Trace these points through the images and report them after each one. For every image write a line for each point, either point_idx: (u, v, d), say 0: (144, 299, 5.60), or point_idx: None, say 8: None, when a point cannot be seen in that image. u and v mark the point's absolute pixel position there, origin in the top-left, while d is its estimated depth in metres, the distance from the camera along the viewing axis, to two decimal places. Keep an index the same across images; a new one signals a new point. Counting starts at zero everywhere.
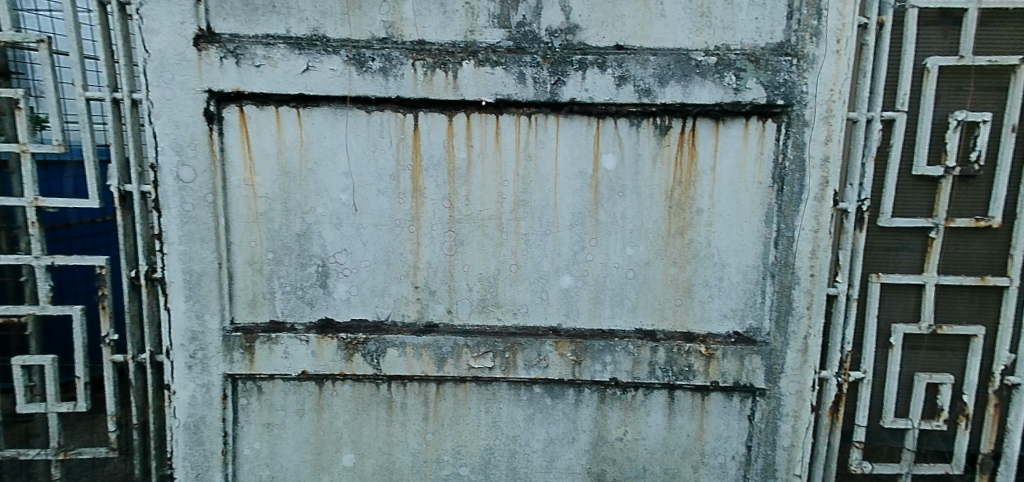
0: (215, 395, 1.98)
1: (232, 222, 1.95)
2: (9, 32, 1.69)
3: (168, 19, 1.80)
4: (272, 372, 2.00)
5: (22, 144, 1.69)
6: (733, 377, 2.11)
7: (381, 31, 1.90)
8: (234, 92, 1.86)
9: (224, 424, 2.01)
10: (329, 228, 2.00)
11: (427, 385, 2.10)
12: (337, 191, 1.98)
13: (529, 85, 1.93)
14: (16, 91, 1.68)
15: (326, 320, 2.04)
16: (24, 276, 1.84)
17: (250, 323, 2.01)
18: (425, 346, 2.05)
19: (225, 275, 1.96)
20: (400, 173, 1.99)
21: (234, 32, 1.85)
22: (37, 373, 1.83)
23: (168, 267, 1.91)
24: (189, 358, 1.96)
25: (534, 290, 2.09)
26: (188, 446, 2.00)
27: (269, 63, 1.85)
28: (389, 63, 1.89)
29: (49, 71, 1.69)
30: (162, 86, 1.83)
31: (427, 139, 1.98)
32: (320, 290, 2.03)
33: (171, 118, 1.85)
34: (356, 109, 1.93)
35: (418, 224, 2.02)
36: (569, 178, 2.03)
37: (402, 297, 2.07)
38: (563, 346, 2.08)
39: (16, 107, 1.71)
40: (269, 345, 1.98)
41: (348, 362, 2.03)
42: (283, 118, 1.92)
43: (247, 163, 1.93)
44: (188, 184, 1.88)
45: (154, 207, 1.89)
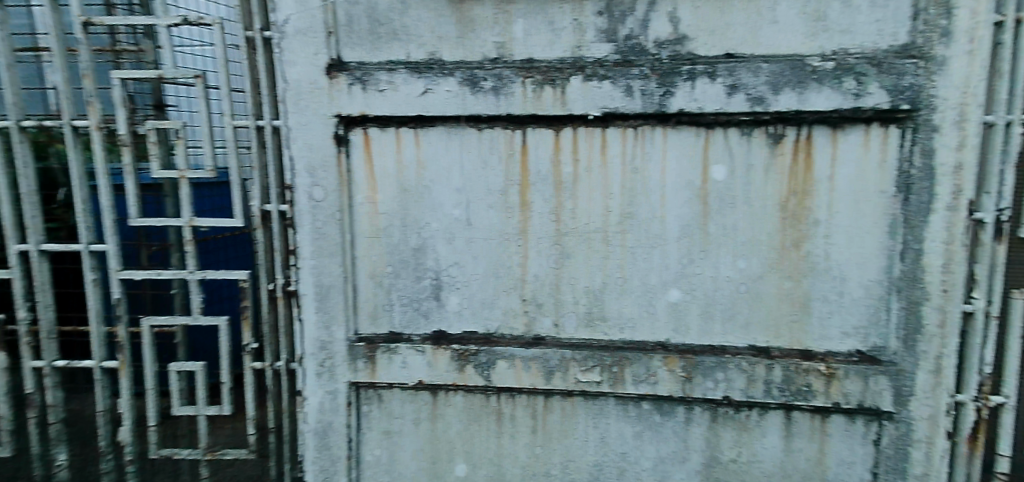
0: (341, 401, 2.09)
1: (356, 238, 2.07)
2: (171, 69, 1.86)
3: (304, 50, 1.95)
4: (391, 381, 2.09)
5: (181, 170, 1.87)
6: (857, 399, 1.99)
7: (492, 52, 1.96)
8: (360, 116, 1.98)
9: (348, 430, 2.11)
10: (442, 243, 2.07)
11: (535, 398, 2.09)
12: (449, 207, 2.05)
13: (636, 98, 1.93)
14: (177, 122, 1.85)
15: (439, 332, 2.11)
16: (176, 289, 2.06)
17: (371, 333, 2.11)
18: (533, 359, 2.05)
19: (350, 288, 2.08)
20: (508, 188, 2.03)
21: (361, 59, 1.97)
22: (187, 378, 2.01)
23: (302, 280, 2.06)
24: (318, 366, 2.08)
25: (641, 304, 2.06)
26: (316, 450, 2.12)
27: (391, 87, 1.96)
28: (500, 81, 1.94)
29: (204, 103, 1.86)
30: (298, 113, 1.98)
31: (534, 155, 2.01)
32: (434, 302, 2.10)
33: (305, 142, 1.99)
34: (468, 128, 2.00)
35: (525, 238, 2.06)
36: (677, 189, 1.99)
37: (511, 310, 2.10)
38: (673, 362, 2.03)
39: (177, 137, 1.88)
40: (389, 355, 2.07)
41: (460, 373, 2.07)
42: (402, 138, 2.01)
43: (369, 182, 2.04)
44: (320, 202, 2.02)
45: (290, 224, 2.05)
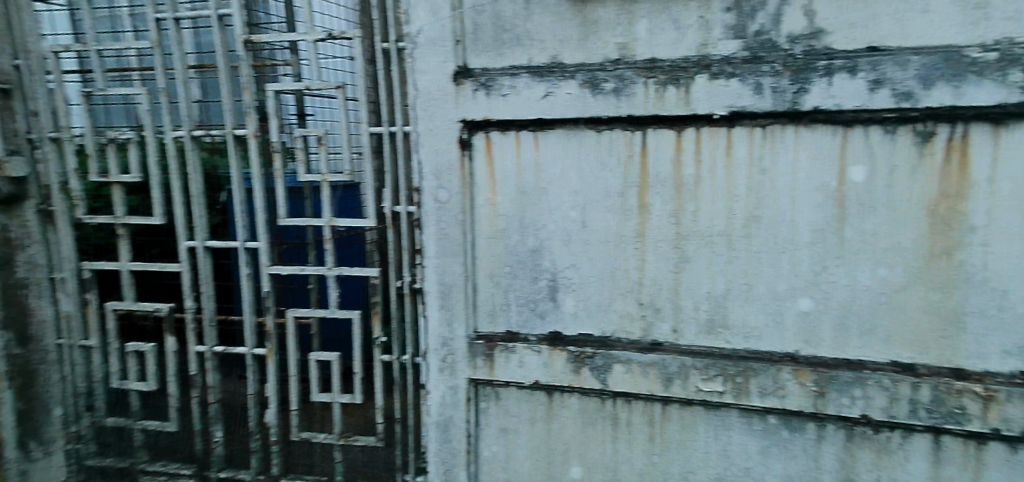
0: (461, 397, 2.16)
1: (477, 239, 2.13)
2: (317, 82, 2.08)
3: (433, 59, 2.04)
4: (508, 380, 2.13)
5: (324, 175, 2.11)
6: (1022, 426, 1.74)
7: (614, 53, 1.94)
8: (483, 120, 2.04)
9: (467, 425, 2.18)
10: (559, 245, 2.08)
11: (652, 405, 2.04)
12: (567, 209, 2.05)
13: (767, 95, 1.83)
14: (321, 131, 2.09)
15: (554, 333, 2.11)
16: (313, 283, 2.31)
17: (489, 331, 2.16)
18: (651, 364, 2.01)
19: (470, 287, 2.14)
20: (626, 190, 2.00)
21: (484, 66, 2.03)
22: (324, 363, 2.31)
23: (426, 278, 2.16)
24: (440, 361, 2.17)
25: (767, 312, 1.95)
26: (438, 442, 2.20)
27: (513, 92, 2.00)
28: (621, 82, 1.92)
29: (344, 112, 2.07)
30: (427, 119, 2.08)
31: (654, 156, 1.96)
32: (549, 303, 2.11)
33: (432, 147, 2.09)
34: (587, 130, 1.99)
35: (642, 240, 2.01)
36: (809, 191, 1.87)
37: (628, 314, 2.05)
38: (804, 376, 1.90)
39: (320, 144, 2.13)
40: (507, 354, 2.11)
41: (576, 375, 2.07)
42: (521, 141, 2.05)
43: (489, 184, 2.09)
44: (444, 204, 2.11)
45: (416, 224, 2.16)
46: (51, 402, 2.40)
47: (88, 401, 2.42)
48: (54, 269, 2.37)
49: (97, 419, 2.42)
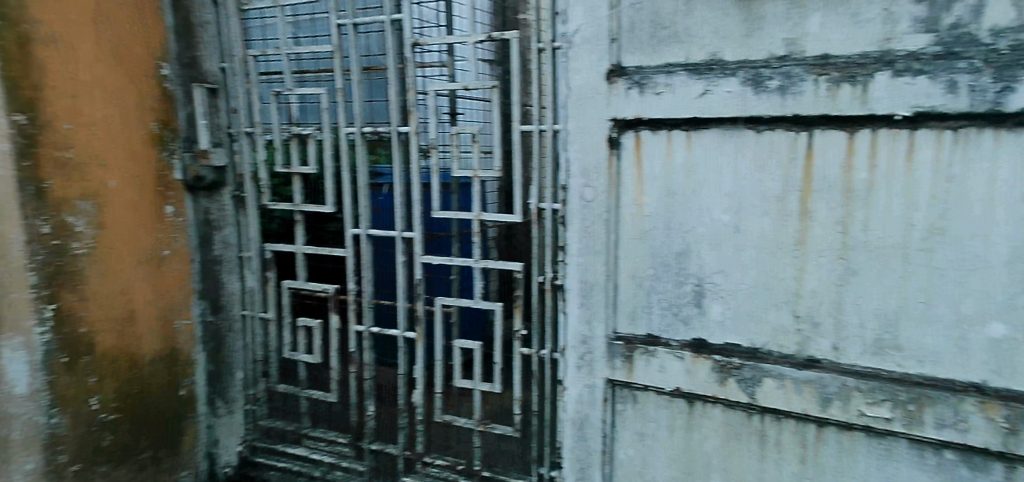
0: (598, 396, 2.16)
1: (621, 238, 2.09)
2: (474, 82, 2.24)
3: (588, 58, 2.05)
4: (647, 383, 2.08)
5: (475, 172, 2.26)
6: None
7: (781, 49, 1.81)
8: (634, 119, 2.01)
9: (604, 425, 2.17)
10: (708, 249, 1.98)
11: (806, 426, 1.89)
12: (718, 212, 1.95)
13: (961, 95, 1.60)
14: (475, 129, 2.26)
15: (699, 340, 2.02)
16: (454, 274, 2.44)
17: (629, 333, 2.12)
18: (807, 382, 1.86)
19: (611, 286, 2.12)
20: (786, 194, 1.86)
21: (639, 64, 2.00)
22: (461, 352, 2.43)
23: (568, 276, 2.17)
24: (578, 359, 2.18)
25: (948, 336, 1.71)
26: (574, 439, 2.21)
27: (669, 90, 1.95)
28: (788, 80, 1.80)
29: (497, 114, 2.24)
30: (577, 117, 2.09)
31: (821, 159, 1.80)
32: (694, 309, 2.02)
33: (581, 145, 2.10)
34: (746, 130, 1.88)
35: (802, 250, 1.86)
36: (1010, 202, 1.61)
37: (781, 327, 1.91)
38: (992, 409, 1.64)
39: (474, 141, 2.29)
40: (647, 357, 2.07)
41: (721, 386, 1.98)
42: (673, 140, 1.98)
43: (637, 184, 2.05)
44: (590, 202, 2.11)
45: (562, 222, 2.19)
46: (235, 366, 2.76)
47: (263, 367, 2.74)
48: (242, 249, 2.71)
49: (270, 385, 2.74)
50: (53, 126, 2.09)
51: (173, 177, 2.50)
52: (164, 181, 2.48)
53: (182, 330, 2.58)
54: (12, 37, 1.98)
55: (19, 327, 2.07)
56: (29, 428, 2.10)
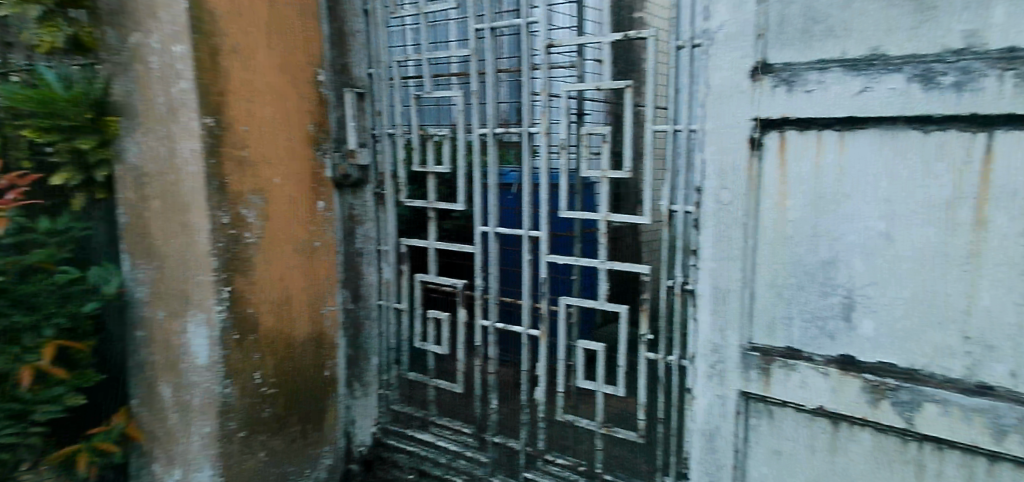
0: (730, 408, 2.06)
1: (760, 244, 1.97)
2: (609, 82, 2.25)
3: (731, 56, 1.97)
4: (785, 399, 1.95)
5: (604, 173, 2.29)
6: None
7: (957, 42, 1.60)
8: (780, 119, 1.90)
9: (736, 439, 2.06)
10: (859, 259, 1.80)
11: (974, 459, 1.64)
12: (872, 219, 1.77)
13: None
14: (605, 129, 2.30)
15: (847, 357, 1.85)
16: (575, 275, 2.47)
17: (767, 344, 1.99)
18: (978, 411, 1.61)
19: (748, 294, 2.00)
20: (957, 202, 1.64)
21: (788, 60, 1.88)
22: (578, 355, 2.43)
23: (700, 280, 2.09)
24: (709, 368, 2.09)
25: None
26: (702, 451, 2.13)
27: (821, 88, 1.82)
28: (965, 76, 1.58)
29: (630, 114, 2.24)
30: (717, 117, 2.01)
31: (1004, 163, 1.56)
32: (842, 323, 1.85)
33: (717, 146, 2.02)
34: (910, 130, 1.69)
35: (975, 262, 1.63)
36: None
37: (945, 347, 1.68)
38: None
39: (603, 142, 2.31)
40: (787, 371, 1.93)
41: (873, 408, 1.79)
42: (824, 142, 1.84)
43: (780, 187, 1.92)
44: (726, 205, 2.01)
45: (694, 224, 2.11)
46: (371, 352, 2.96)
47: (396, 355, 2.91)
48: (381, 242, 2.91)
49: (402, 372, 2.90)
50: (235, 128, 2.37)
51: (324, 174, 2.73)
52: (318, 178, 2.71)
53: (328, 315, 2.80)
54: (205, 48, 2.24)
55: (203, 305, 2.35)
56: (208, 394, 2.38)
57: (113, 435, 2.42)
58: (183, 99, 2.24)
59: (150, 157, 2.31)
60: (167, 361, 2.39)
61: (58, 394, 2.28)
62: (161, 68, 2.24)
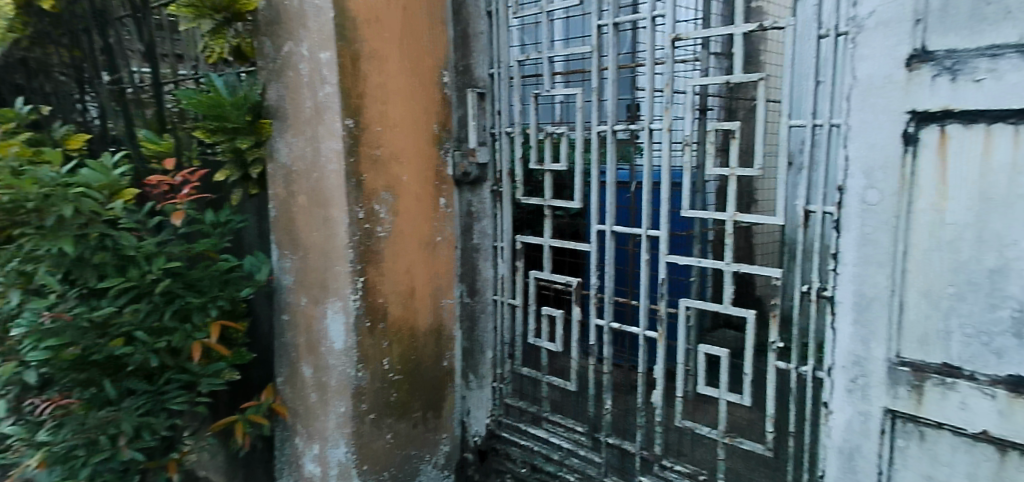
0: (873, 426, 1.86)
1: (911, 249, 1.73)
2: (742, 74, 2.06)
3: (883, 43, 1.76)
4: (941, 420, 1.72)
5: (731, 169, 2.14)
6: None
7: None
8: (941, 112, 1.66)
9: (880, 460, 1.86)
10: None
11: None
12: None
13: None
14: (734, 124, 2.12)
15: (1020, 378, 1.56)
16: (695, 276, 2.37)
17: (919, 360, 1.75)
18: None
19: (896, 305, 1.77)
20: None
21: (952, 46, 1.63)
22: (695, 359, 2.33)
23: (841, 287, 1.90)
24: (849, 382, 1.90)
25: None
26: (840, 471, 1.95)
27: (993, 76, 1.56)
28: None
29: (764, 111, 2.07)
30: (864, 110, 1.81)
31: None
32: (1014, 340, 1.57)
33: (865, 141, 1.81)
34: None
35: None
36: None
37: None
38: None
39: (732, 137, 2.16)
40: (944, 390, 1.70)
41: None
42: (994, 137, 1.57)
43: (939, 186, 1.67)
44: (872, 206, 1.80)
45: (835, 226, 1.94)
46: (486, 346, 2.99)
47: (510, 350, 2.93)
48: (497, 239, 2.91)
49: (515, 367, 2.92)
50: (370, 129, 2.52)
51: (444, 172, 2.83)
52: (439, 176, 2.82)
53: (447, 307, 2.93)
54: (348, 54, 2.42)
55: (340, 294, 2.53)
56: (343, 377, 2.56)
57: (263, 410, 2.67)
58: (328, 102, 2.43)
59: (298, 156, 2.53)
60: (308, 342, 2.62)
61: (219, 369, 2.53)
62: (310, 74, 2.44)
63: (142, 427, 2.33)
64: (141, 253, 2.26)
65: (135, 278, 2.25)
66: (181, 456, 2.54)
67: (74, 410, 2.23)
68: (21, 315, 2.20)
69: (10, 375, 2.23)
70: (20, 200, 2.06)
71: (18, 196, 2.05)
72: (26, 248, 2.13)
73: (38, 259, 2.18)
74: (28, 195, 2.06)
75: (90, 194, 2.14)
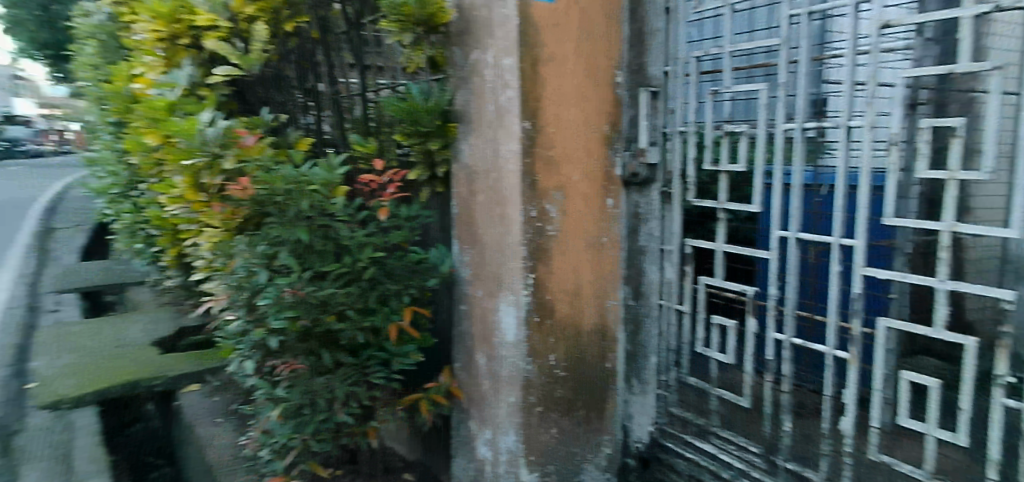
0: None
1: None
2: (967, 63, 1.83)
3: None
4: None
5: (950, 172, 1.90)
6: None
7: None
8: None
9: None
10: None
11: None
12: None
13: None
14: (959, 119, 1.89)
15: None
16: (898, 293, 2.07)
17: None
18: None
19: None
20: None
21: None
22: (891, 387, 2.08)
23: None
24: None
25: None
26: None
27: None
28: None
29: (998, 105, 1.77)
30: None
31: None
32: None
33: None
34: None
35: None
36: None
37: None
38: None
39: (954, 135, 1.91)
40: None
41: None
42: None
43: None
44: None
45: None
46: (649, 351, 2.95)
47: (676, 358, 2.85)
48: (664, 241, 2.84)
49: (681, 375, 2.84)
50: (546, 130, 2.59)
51: (613, 174, 2.80)
52: (607, 177, 2.80)
53: (611, 309, 2.89)
54: (529, 58, 2.52)
55: (513, 289, 2.64)
56: (514, 369, 2.68)
57: (442, 391, 2.93)
58: (509, 105, 2.55)
59: (478, 157, 2.70)
60: (484, 333, 2.77)
61: (409, 351, 2.82)
62: (493, 79, 2.58)
63: (349, 394, 2.69)
64: (354, 243, 2.57)
65: (348, 265, 2.55)
66: (379, 425, 2.88)
67: (302, 373, 2.58)
68: (268, 290, 2.49)
69: (260, 338, 2.53)
70: (271, 194, 2.45)
71: (270, 190, 2.45)
72: (269, 235, 2.47)
73: (278, 244, 2.50)
74: (277, 190, 2.44)
75: (321, 190, 2.52)
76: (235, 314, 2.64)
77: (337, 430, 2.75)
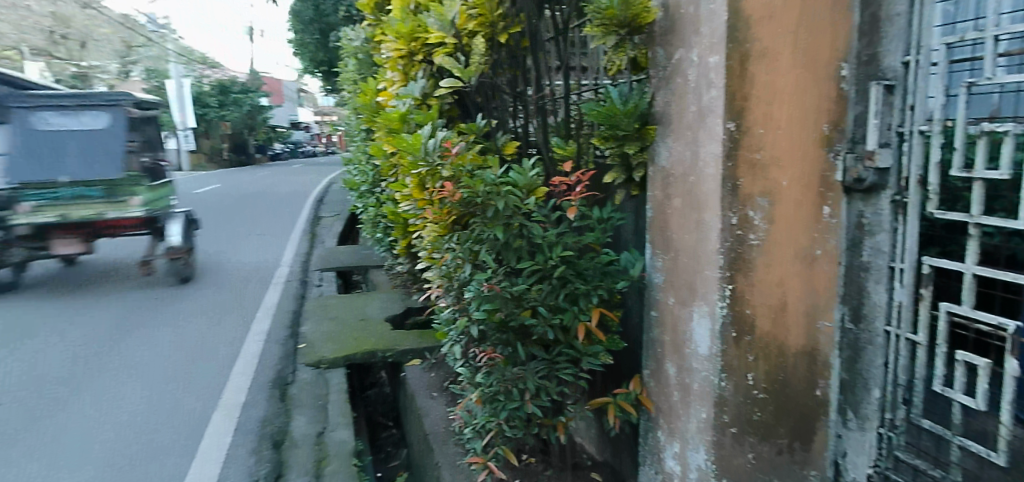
0: None
1: None
2: None
3: None
4: None
5: None
6: None
7: None
8: None
9: None
10: None
11: None
12: None
13: None
14: None
15: None
16: None
17: None
18: None
19: None
20: None
21: None
22: None
23: None
24: None
25: None
26: None
27: None
28: None
29: None
30: None
31: None
32: None
33: None
34: None
35: None
36: None
37: None
38: None
39: None
40: None
41: None
42: None
43: None
44: None
45: None
46: (872, 383, 2.48)
47: (905, 394, 2.37)
48: (894, 259, 2.37)
49: (912, 416, 2.36)
50: (751, 132, 2.45)
51: (834, 178, 2.47)
52: (825, 182, 2.49)
53: (824, 331, 2.58)
54: (737, 55, 2.43)
55: (707, 298, 2.59)
56: (705, 382, 2.62)
57: (631, 398, 2.93)
58: (713, 105, 2.51)
59: (677, 160, 2.69)
60: (675, 342, 2.76)
61: (596, 352, 2.79)
62: (697, 78, 2.57)
63: (540, 388, 2.77)
64: (546, 242, 2.66)
65: (541, 263, 2.65)
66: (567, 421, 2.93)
67: (498, 362, 2.79)
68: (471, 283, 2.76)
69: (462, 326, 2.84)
70: (471, 195, 2.61)
71: (471, 192, 2.62)
72: (474, 232, 2.70)
73: (480, 242, 2.70)
74: (477, 192, 2.60)
75: (519, 192, 2.69)
76: (445, 300, 3.01)
77: (527, 420, 2.89)
